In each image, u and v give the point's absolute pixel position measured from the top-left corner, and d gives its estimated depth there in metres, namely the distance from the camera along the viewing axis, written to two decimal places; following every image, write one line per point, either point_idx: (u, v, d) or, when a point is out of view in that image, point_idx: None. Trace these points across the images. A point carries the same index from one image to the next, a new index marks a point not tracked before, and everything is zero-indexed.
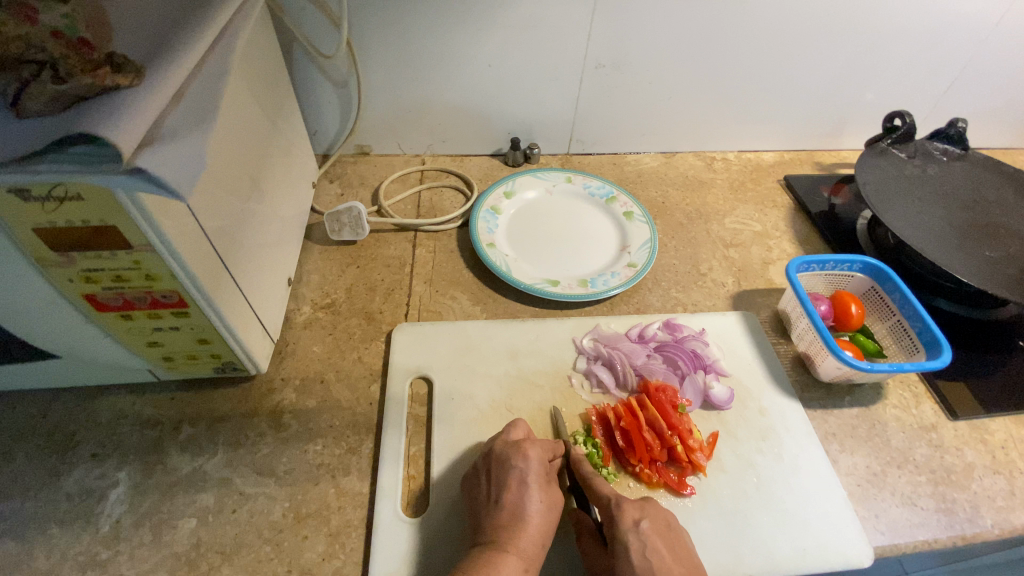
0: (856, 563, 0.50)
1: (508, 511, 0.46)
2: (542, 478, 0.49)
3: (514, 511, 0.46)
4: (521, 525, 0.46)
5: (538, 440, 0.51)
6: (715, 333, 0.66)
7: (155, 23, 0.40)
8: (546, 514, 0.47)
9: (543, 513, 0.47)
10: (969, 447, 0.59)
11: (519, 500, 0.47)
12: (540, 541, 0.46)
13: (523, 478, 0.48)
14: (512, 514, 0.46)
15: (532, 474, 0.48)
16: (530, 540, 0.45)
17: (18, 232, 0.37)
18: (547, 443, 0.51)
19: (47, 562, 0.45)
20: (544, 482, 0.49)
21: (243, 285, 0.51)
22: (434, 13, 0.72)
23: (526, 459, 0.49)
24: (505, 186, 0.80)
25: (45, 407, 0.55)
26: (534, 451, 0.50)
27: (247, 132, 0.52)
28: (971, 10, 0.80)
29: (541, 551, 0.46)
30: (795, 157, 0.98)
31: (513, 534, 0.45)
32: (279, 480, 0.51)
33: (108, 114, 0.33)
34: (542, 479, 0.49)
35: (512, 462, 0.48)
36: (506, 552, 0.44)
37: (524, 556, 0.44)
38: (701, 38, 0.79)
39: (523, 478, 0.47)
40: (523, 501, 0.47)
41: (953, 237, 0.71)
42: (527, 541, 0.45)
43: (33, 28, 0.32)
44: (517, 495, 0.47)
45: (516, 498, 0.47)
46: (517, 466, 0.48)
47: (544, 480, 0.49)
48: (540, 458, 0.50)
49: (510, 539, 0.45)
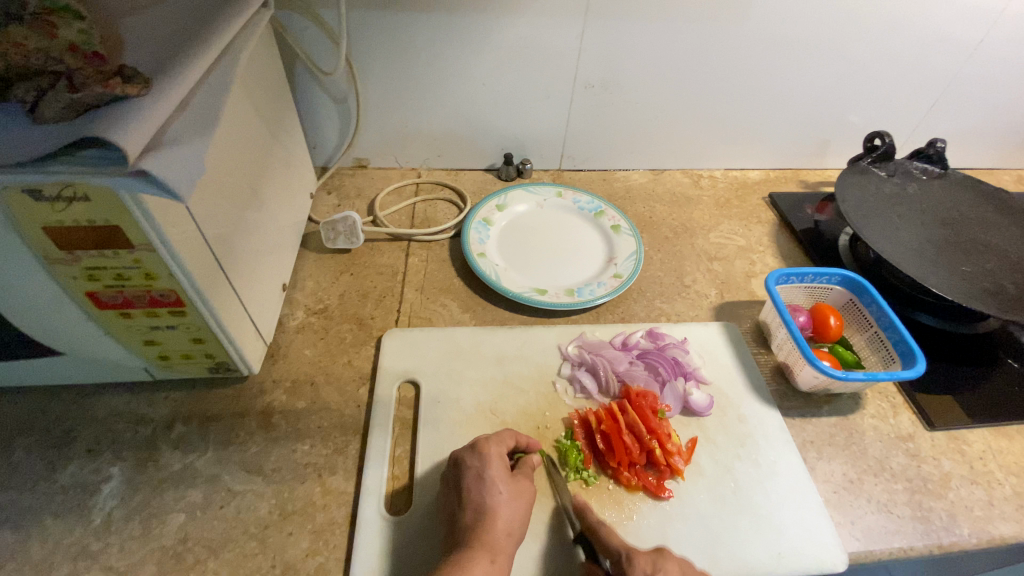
0: (830, 567, 0.50)
1: (471, 510, 0.47)
2: (504, 472, 0.50)
3: (477, 506, 0.47)
4: (487, 519, 0.47)
5: (494, 436, 0.52)
6: (697, 342, 0.68)
7: (164, 39, 0.43)
8: (510, 504, 0.48)
9: (507, 504, 0.48)
10: (946, 457, 0.60)
11: (479, 495, 0.48)
12: (506, 531, 0.47)
13: (479, 474, 0.49)
14: (476, 509, 0.47)
15: (488, 469, 0.49)
16: (498, 532, 0.46)
17: (27, 229, 0.40)
18: (503, 438, 0.53)
19: (38, 553, 0.47)
20: (507, 475, 0.50)
21: (238, 287, 0.53)
22: (431, 33, 0.76)
23: (481, 456, 0.50)
24: (497, 200, 0.83)
25: (42, 404, 0.57)
26: (490, 448, 0.51)
27: (247, 143, 0.55)
28: (945, 37, 0.84)
29: (510, 541, 0.47)
30: (780, 175, 1.01)
31: (479, 529, 0.46)
32: (267, 478, 0.52)
33: (116, 120, 0.35)
34: (505, 472, 0.50)
35: (468, 462, 0.50)
36: (474, 548, 0.45)
37: (490, 548, 0.45)
38: (686, 60, 0.83)
39: (479, 475, 0.49)
40: (484, 495, 0.48)
41: (930, 252, 0.73)
42: (493, 534, 0.46)
43: (53, 42, 0.36)
44: (477, 492, 0.48)
45: (477, 495, 0.48)
46: (473, 464, 0.50)
47: (504, 472, 0.50)
48: (497, 453, 0.51)
49: (475, 535, 0.46)
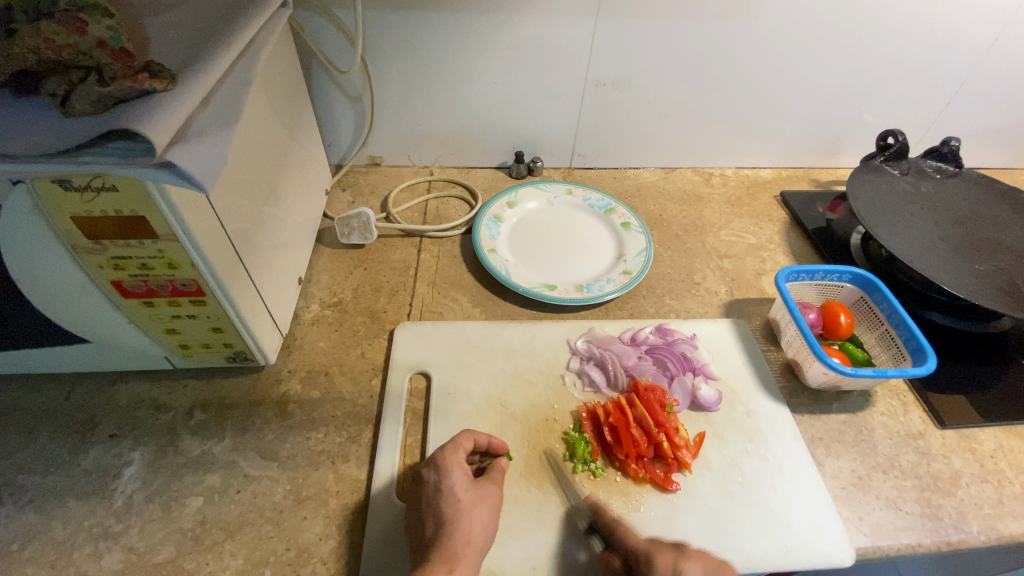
0: (837, 562, 0.50)
1: (431, 523, 0.47)
2: (463, 480, 0.49)
3: (437, 520, 0.46)
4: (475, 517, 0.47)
5: (452, 445, 0.51)
6: (706, 338, 0.68)
7: (188, 38, 0.45)
8: (471, 513, 0.47)
9: (466, 512, 0.47)
10: (957, 455, 0.59)
11: (438, 508, 0.47)
12: (468, 540, 0.46)
13: (438, 486, 0.48)
14: (435, 522, 0.46)
15: (446, 480, 0.48)
16: (459, 541, 0.45)
17: (58, 219, 0.41)
18: (462, 444, 0.51)
19: (63, 532, 0.48)
20: (468, 484, 0.49)
21: (255, 278, 0.54)
22: (445, 32, 0.77)
23: (438, 468, 0.49)
24: (508, 197, 0.84)
25: (67, 390, 0.59)
26: (447, 458, 0.50)
27: (266, 138, 0.56)
28: (961, 34, 0.83)
29: (472, 551, 0.45)
30: (792, 174, 1.01)
31: (439, 541, 0.45)
32: (282, 464, 0.54)
33: (143, 113, 0.36)
34: (465, 481, 0.49)
35: (426, 476, 0.49)
36: (433, 561, 0.44)
37: (449, 559, 0.44)
38: (697, 58, 0.83)
39: (437, 487, 0.48)
40: (443, 507, 0.47)
41: (943, 250, 0.72)
42: (452, 544, 0.45)
43: (81, 39, 0.37)
44: (434, 505, 0.47)
45: (435, 508, 0.47)
46: (431, 477, 0.49)
47: (466, 481, 0.49)
48: (456, 462, 0.50)
49: (435, 548, 0.45)
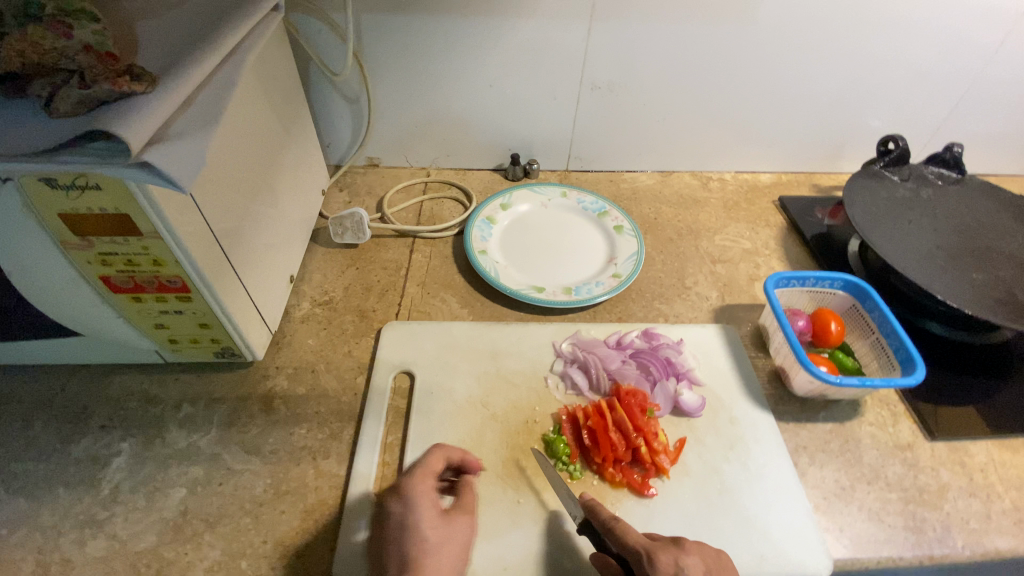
0: (813, 572, 0.50)
1: (396, 561, 0.44)
2: (432, 513, 0.46)
3: (401, 557, 0.44)
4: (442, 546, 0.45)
5: (420, 470, 0.49)
6: (693, 343, 0.68)
7: (176, 41, 0.46)
8: (438, 553, 0.45)
9: (432, 551, 0.44)
10: (945, 467, 0.58)
11: (401, 545, 0.45)
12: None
13: (403, 520, 0.46)
14: (399, 560, 0.44)
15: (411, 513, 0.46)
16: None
17: (46, 216, 0.43)
18: (429, 470, 0.49)
19: (51, 519, 0.50)
20: (437, 518, 0.47)
21: (243, 276, 0.56)
22: (440, 34, 0.78)
23: (404, 499, 0.47)
24: (501, 199, 0.85)
25: (63, 381, 0.61)
26: (414, 486, 0.48)
27: (257, 140, 0.58)
28: (966, 38, 0.81)
29: None
30: (793, 179, 0.99)
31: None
32: (264, 458, 0.55)
33: (121, 115, 0.37)
34: (433, 515, 0.47)
35: (391, 507, 0.47)
36: None
37: None
38: (693, 61, 0.83)
39: (402, 522, 0.46)
40: (408, 545, 0.45)
41: (940, 259, 0.70)
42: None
43: (68, 42, 0.39)
44: (399, 541, 0.45)
45: (400, 545, 0.45)
46: (396, 509, 0.47)
47: (435, 514, 0.47)
48: (423, 493, 0.48)
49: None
